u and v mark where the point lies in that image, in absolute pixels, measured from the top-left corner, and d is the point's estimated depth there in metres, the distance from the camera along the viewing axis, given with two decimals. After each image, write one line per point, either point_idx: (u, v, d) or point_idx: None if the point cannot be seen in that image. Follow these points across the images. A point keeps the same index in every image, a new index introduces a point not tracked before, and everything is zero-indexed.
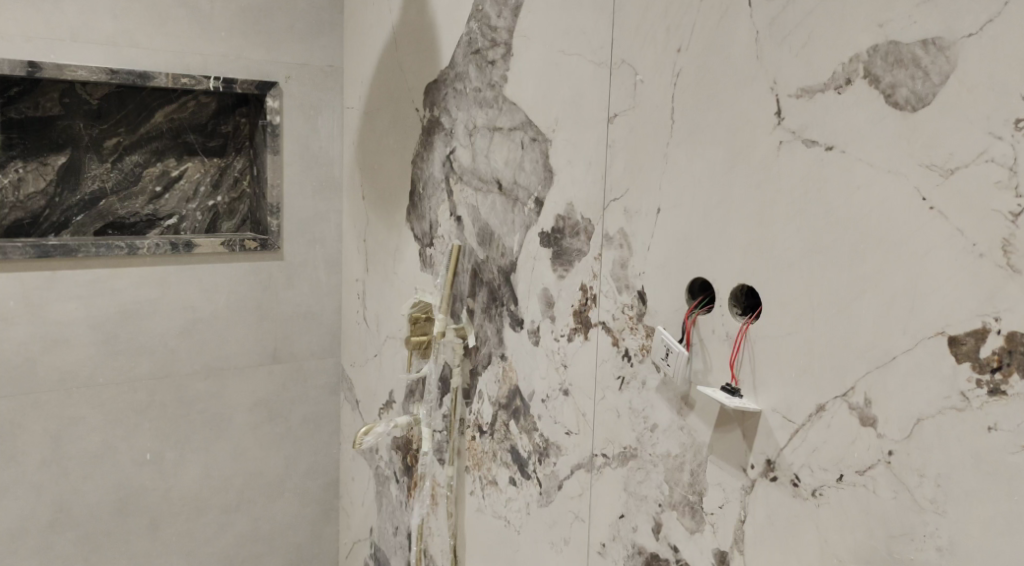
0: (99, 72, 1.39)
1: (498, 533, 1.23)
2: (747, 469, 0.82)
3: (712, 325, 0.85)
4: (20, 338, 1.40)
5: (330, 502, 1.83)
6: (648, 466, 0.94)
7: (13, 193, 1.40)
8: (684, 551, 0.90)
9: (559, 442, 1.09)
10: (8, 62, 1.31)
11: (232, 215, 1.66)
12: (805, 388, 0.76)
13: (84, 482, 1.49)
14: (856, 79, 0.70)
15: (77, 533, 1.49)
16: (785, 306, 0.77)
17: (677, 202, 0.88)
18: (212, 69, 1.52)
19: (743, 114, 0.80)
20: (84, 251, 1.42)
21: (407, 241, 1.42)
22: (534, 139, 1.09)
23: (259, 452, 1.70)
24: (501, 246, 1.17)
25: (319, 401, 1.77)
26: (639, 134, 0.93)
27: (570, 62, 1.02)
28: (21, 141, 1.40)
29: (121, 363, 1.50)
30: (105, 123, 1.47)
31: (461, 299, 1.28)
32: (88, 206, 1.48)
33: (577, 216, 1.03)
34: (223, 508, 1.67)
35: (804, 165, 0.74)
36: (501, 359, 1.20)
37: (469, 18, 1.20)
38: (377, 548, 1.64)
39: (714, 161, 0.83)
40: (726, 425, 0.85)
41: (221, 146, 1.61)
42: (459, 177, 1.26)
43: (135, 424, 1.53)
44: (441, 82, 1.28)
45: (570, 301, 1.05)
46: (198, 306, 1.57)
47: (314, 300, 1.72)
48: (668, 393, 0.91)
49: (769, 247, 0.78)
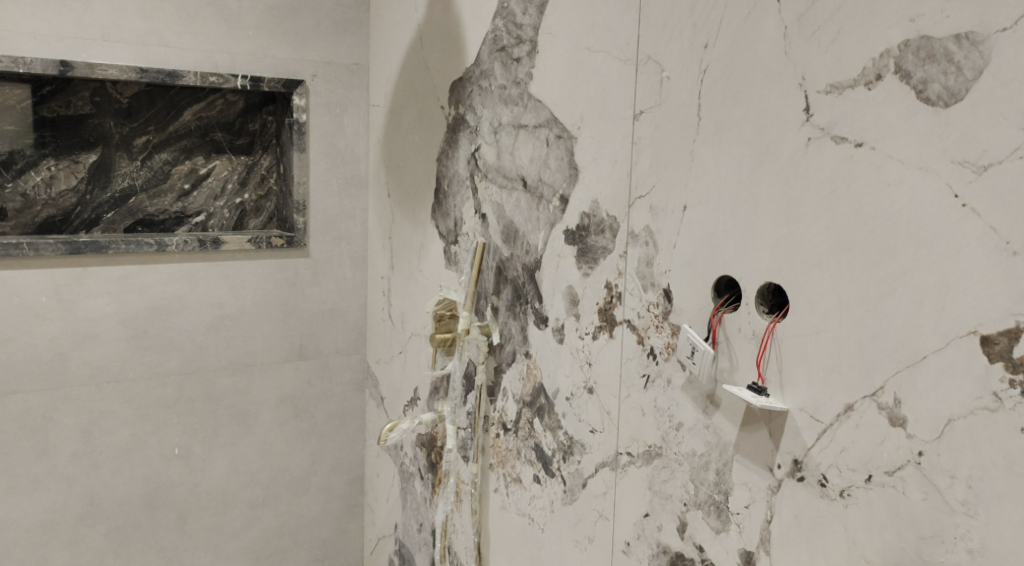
0: (129, 71, 1.41)
1: (522, 531, 1.23)
2: (773, 468, 0.82)
3: (739, 323, 0.85)
4: (52, 333, 1.42)
5: (355, 498, 1.84)
6: (673, 465, 0.94)
7: (45, 190, 1.43)
8: (710, 550, 0.89)
9: (583, 440, 1.09)
10: (41, 62, 1.34)
11: (259, 213, 1.67)
12: (833, 387, 0.75)
13: (114, 476, 1.51)
14: (886, 74, 0.69)
15: (107, 526, 1.52)
16: (813, 304, 0.76)
17: (704, 199, 0.88)
18: (239, 68, 1.54)
19: (771, 110, 0.79)
20: (114, 248, 1.44)
21: (432, 238, 1.43)
22: (559, 136, 1.09)
23: (286, 447, 1.71)
24: (526, 244, 1.17)
25: (345, 398, 1.78)
26: (666, 130, 0.92)
27: (596, 59, 1.02)
28: (53, 140, 1.42)
29: (150, 358, 1.52)
30: (135, 122, 1.49)
31: (485, 296, 1.28)
32: (119, 203, 1.50)
33: (602, 213, 1.03)
34: (250, 503, 1.69)
35: (833, 162, 0.73)
36: (526, 357, 1.20)
37: (494, 15, 1.20)
38: (401, 545, 1.64)
39: (741, 158, 0.83)
40: (753, 424, 0.84)
41: (249, 144, 1.63)
42: (484, 174, 1.26)
43: (164, 419, 1.56)
44: (466, 80, 1.28)
45: (594, 299, 1.05)
46: (225, 303, 1.59)
47: (340, 297, 1.73)
48: (693, 392, 0.91)
49: (797, 245, 0.77)
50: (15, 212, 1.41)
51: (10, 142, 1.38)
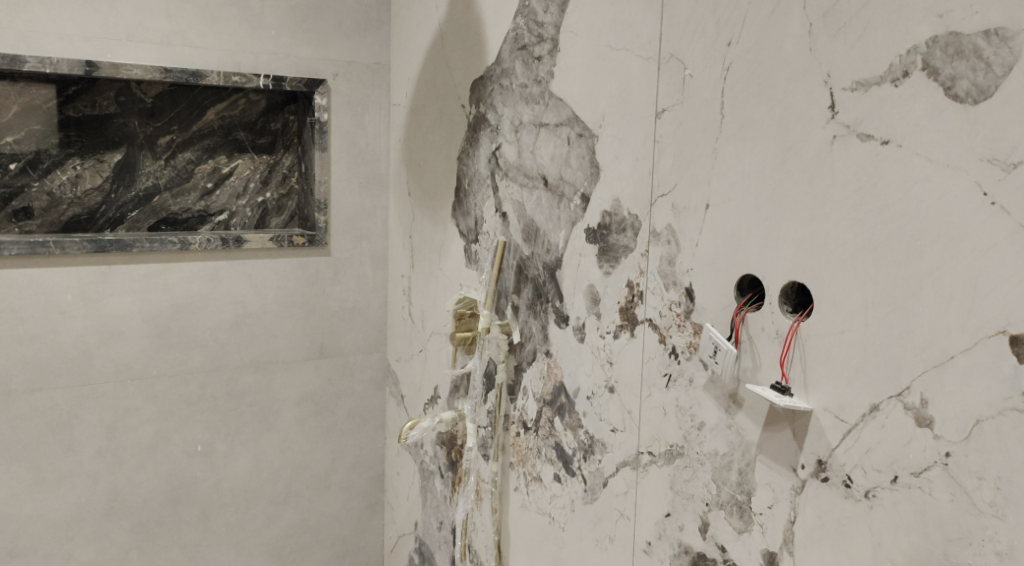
0: (154, 71, 1.43)
1: (543, 530, 1.23)
2: (797, 468, 0.81)
3: (762, 322, 0.84)
4: (78, 331, 1.44)
5: (376, 495, 1.85)
6: (695, 464, 0.94)
7: (70, 188, 1.44)
8: (732, 551, 0.89)
9: (604, 439, 1.08)
10: (67, 62, 1.35)
11: (281, 211, 1.68)
12: (859, 387, 0.74)
13: (138, 472, 1.53)
14: (914, 71, 0.68)
15: (132, 522, 1.53)
16: (838, 303, 0.75)
17: (727, 198, 0.87)
18: (262, 67, 1.55)
19: (795, 108, 0.78)
20: (138, 246, 1.45)
21: (452, 237, 1.43)
22: (580, 135, 1.09)
23: (307, 445, 1.72)
24: (547, 242, 1.17)
25: (366, 396, 1.79)
26: (688, 128, 0.92)
27: (619, 56, 1.01)
28: (79, 139, 1.43)
29: (174, 356, 1.54)
30: (159, 122, 1.50)
31: (505, 295, 1.28)
32: (143, 202, 1.51)
33: (623, 212, 1.02)
34: (272, 500, 1.70)
35: (858, 159, 0.73)
36: (546, 355, 1.20)
37: (516, 14, 1.20)
38: (421, 543, 1.65)
39: (765, 156, 0.82)
40: (776, 424, 0.83)
41: (271, 143, 1.64)
42: (505, 173, 1.26)
43: (187, 416, 1.57)
44: (487, 79, 1.28)
45: (615, 298, 1.05)
46: (247, 301, 1.60)
47: (361, 296, 1.74)
48: (715, 391, 0.90)
49: (822, 243, 0.76)
50: (41, 211, 1.43)
51: (37, 141, 1.40)
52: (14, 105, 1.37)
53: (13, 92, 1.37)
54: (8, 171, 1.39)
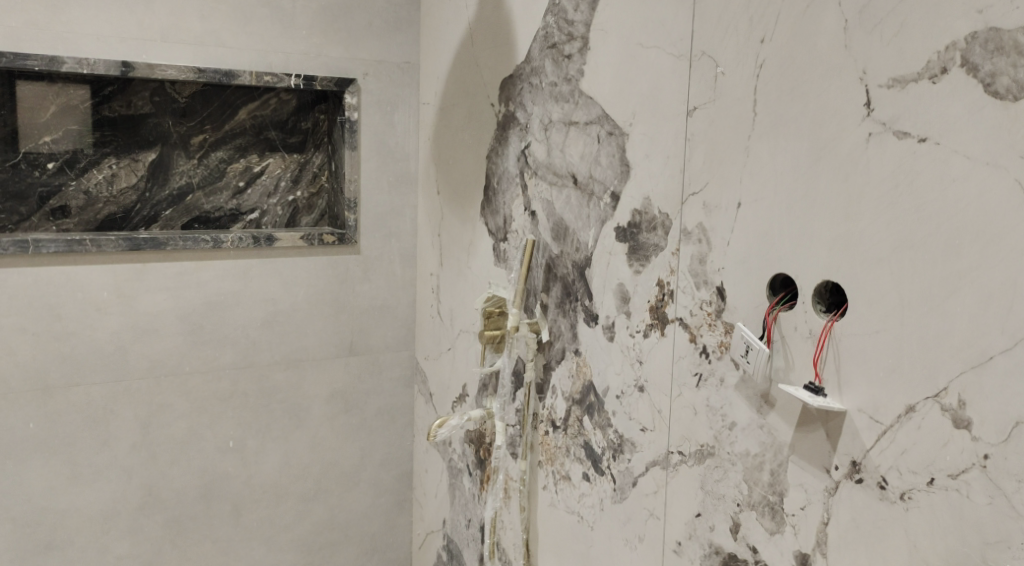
0: (187, 71, 1.44)
1: (571, 529, 1.23)
2: (830, 470, 0.80)
3: (795, 322, 0.83)
4: (113, 327, 1.46)
5: (404, 493, 1.85)
6: (726, 465, 0.93)
7: (106, 187, 1.47)
8: (764, 551, 0.88)
9: (633, 439, 1.08)
10: (104, 62, 1.37)
11: (311, 210, 1.69)
12: (894, 388, 0.73)
13: (171, 467, 1.55)
14: (952, 67, 0.67)
15: (165, 516, 1.56)
16: (873, 303, 0.75)
17: (759, 196, 0.86)
18: (293, 67, 1.56)
19: (830, 105, 0.78)
20: (172, 244, 1.47)
21: (481, 235, 1.43)
22: (610, 133, 1.09)
23: (337, 442, 1.74)
24: (576, 241, 1.17)
25: (394, 394, 1.79)
26: (720, 127, 0.91)
27: (650, 54, 1.01)
28: (114, 138, 1.46)
29: (206, 353, 1.55)
30: (191, 122, 1.52)
31: (534, 293, 1.28)
32: (176, 201, 1.53)
33: (654, 210, 1.02)
34: (302, 496, 1.71)
35: (894, 157, 0.72)
36: (575, 354, 1.20)
37: (546, 12, 1.20)
38: (449, 541, 1.66)
39: (798, 154, 0.81)
40: (809, 424, 0.82)
41: (301, 142, 1.65)
42: (534, 172, 1.26)
43: (219, 412, 1.59)
44: (517, 77, 1.28)
45: (645, 297, 1.05)
46: (278, 299, 1.61)
47: (390, 294, 1.74)
48: (747, 391, 0.90)
49: (857, 242, 0.76)
50: (78, 209, 1.45)
51: (74, 141, 1.42)
52: (52, 106, 1.39)
53: (51, 93, 1.39)
54: (46, 170, 1.41)
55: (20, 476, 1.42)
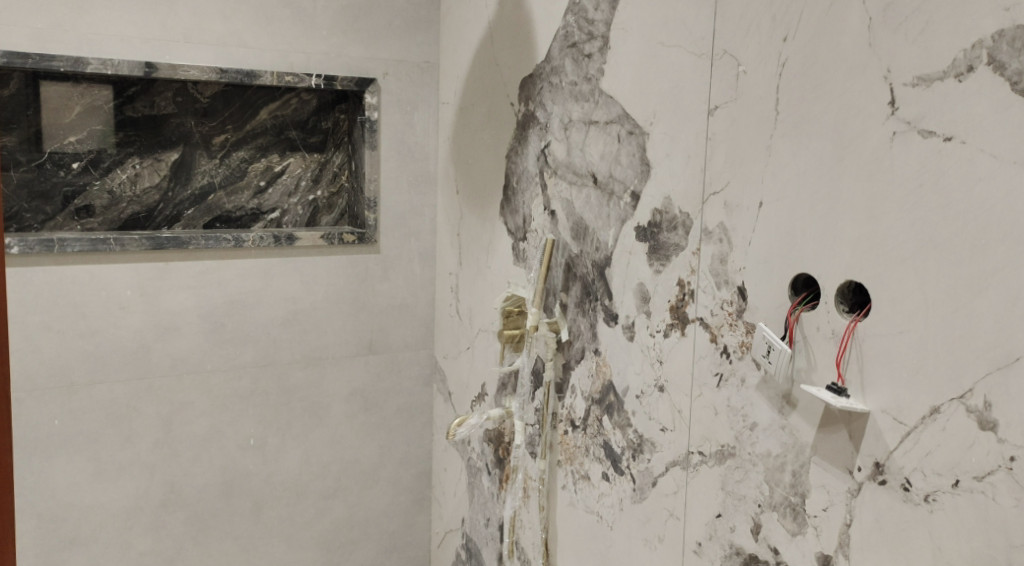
0: (209, 71, 1.46)
1: (590, 528, 1.23)
2: (853, 471, 0.79)
3: (817, 322, 0.83)
4: (136, 325, 1.47)
5: (423, 491, 1.86)
6: (747, 465, 0.93)
7: (130, 187, 1.48)
8: (785, 552, 0.88)
9: (653, 439, 1.08)
10: (127, 63, 1.38)
11: (331, 209, 1.70)
12: (918, 388, 0.73)
13: (192, 465, 1.56)
14: (978, 65, 0.66)
15: (187, 512, 1.57)
16: (897, 303, 0.74)
17: (782, 195, 0.86)
18: (314, 67, 1.57)
19: (853, 104, 0.77)
20: (194, 243, 1.49)
21: (501, 234, 1.43)
22: (631, 132, 1.08)
23: (356, 440, 1.74)
24: (596, 240, 1.17)
25: (414, 392, 1.80)
26: (742, 126, 0.91)
27: (671, 53, 1.00)
28: (138, 138, 1.47)
29: (228, 351, 1.57)
30: (213, 122, 1.53)
31: (553, 292, 1.28)
32: (198, 200, 1.55)
33: (674, 210, 1.02)
34: (322, 494, 1.72)
35: (919, 156, 0.71)
36: (595, 354, 1.20)
37: (566, 12, 1.20)
38: (468, 540, 1.66)
39: (822, 153, 0.81)
40: (831, 425, 0.82)
41: (322, 142, 1.66)
42: (554, 171, 1.26)
43: (241, 410, 1.60)
44: (537, 76, 1.28)
45: (666, 297, 1.04)
46: (298, 298, 1.62)
47: (409, 293, 1.75)
48: (768, 391, 0.89)
49: (881, 242, 0.75)
50: (102, 209, 1.47)
51: (98, 141, 1.44)
52: (77, 106, 1.41)
53: (76, 93, 1.40)
54: (71, 170, 1.42)
55: (45, 472, 1.43)
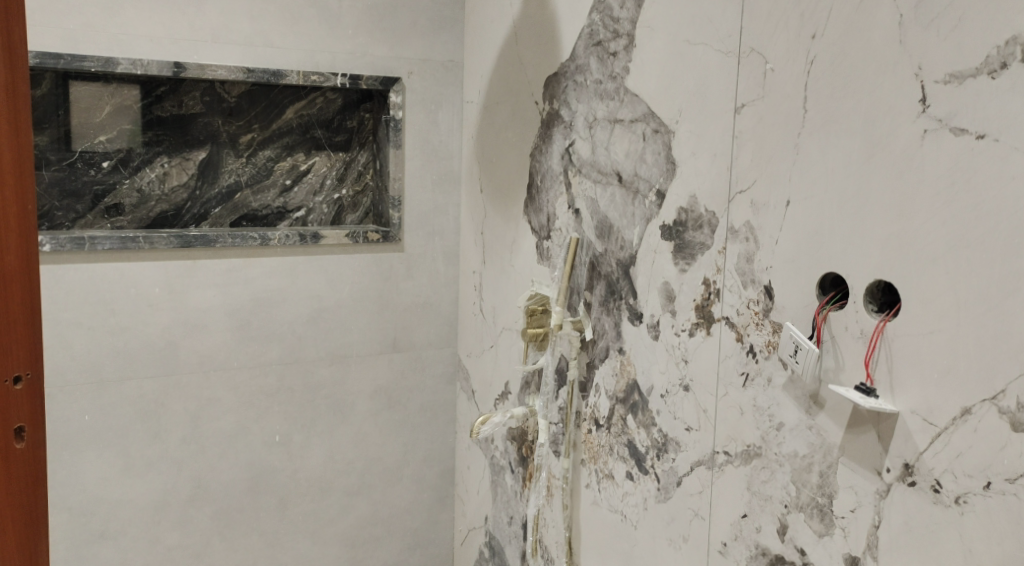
0: (237, 71, 1.47)
1: (614, 528, 1.23)
2: (881, 472, 0.79)
3: (846, 321, 0.82)
4: (165, 322, 1.49)
5: (446, 489, 1.86)
6: (774, 465, 0.92)
7: (159, 185, 1.50)
8: (813, 554, 0.87)
9: (678, 438, 1.08)
10: (156, 63, 1.40)
11: (356, 208, 1.71)
12: (949, 389, 0.72)
13: (219, 461, 1.58)
14: (1013, 62, 0.65)
15: (214, 508, 1.59)
16: (928, 303, 0.73)
17: (810, 194, 0.85)
18: (339, 66, 1.58)
19: (883, 101, 0.76)
20: (221, 241, 1.50)
21: (525, 233, 1.43)
22: (656, 131, 1.08)
23: (380, 438, 1.75)
24: (621, 239, 1.17)
25: (437, 391, 1.80)
26: (769, 124, 0.90)
27: (697, 51, 1.00)
28: (167, 138, 1.49)
29: (254, 348, 1.58)
30: (239, 121, 1.55)
31: (578, 291, 1.28)
32: (226, 198, 1.56)
33: (700, 208, 1.01)
34: (346, 491, 1.73)
35: (951, 154, 0.70)
36: (619, 352, 1.20)
37: (591, 10, 1.19)
38: (491, 538, 1.66)
39: (851, 151, 0.80)
40: (860, 426, 0.81)
41: (346, 141, 1.67)
42: (578, 169, 1.26)
43: (267, 407, 1.61)
44: (561, 75, 1.28)
45: (691, 296, 1.04)
46: (323, 296, 1.63)
47: (433, 291, 1.75)
48: (796, 391, 0.89)
49: (911, 241, 0.74)
50: (131, 207, 1.49)
51: (127, 140, 1.46)
52: (107, 105, 1.43)
53: (106, 93, 1.42)
54: (101, 169, 1.44)
55: (76, 466, 1.45)
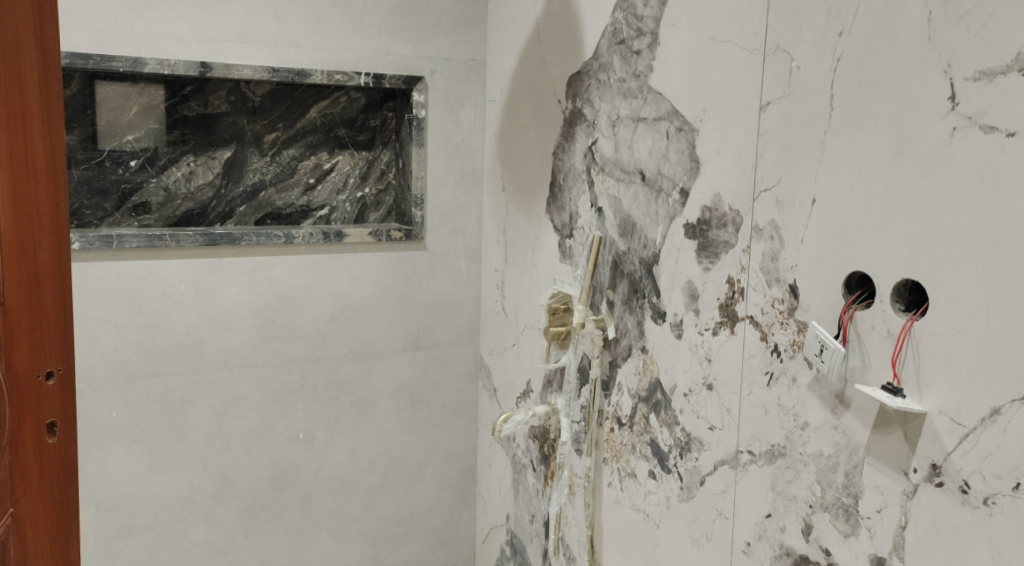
0: (262, 71, 1.48)
1: (637, 526, 1.22)
2: (908, 472, 0.78)
3: (872, 321, 0.82)
4: (191, 320, 1.50)
5: (468, 487, 1.87)
6: (799, 465, 0.91)
7: (185, 184, 1.52)
8: (838, 554, 0.87)
9: (701, 437, 1.07)
10: (183, 63, 1.41)
11: (378, 207, 1.72)
12: (978, 389, 0.71)
13: (244, 457, 1.59)
14: None
15: (239, 504, 1.60)
16: (957, 302, 0.72)
17: (836, 192, 0.85)
18: (363, 65, 1.58)
19: (912, 99, 0.75)
20: (246, 239, 1.51)
21: (547, 232, 1.43)
22: (680, 129, 1.08)
23: (402, 436, 1.76)
24: (644, 238, 1.17)
25: (459, 389, 1.81)
26: (795, 122, 0.89)
27: (722, 50, 1.00)
28: (193, 137, 1.51)
29: (278, 346, 1.59)
30: (264, 120, 1.56)
31: (601, 290, 1.28)
32: (250, 197, 1.58)
33: (724, 207, 1.01)
34: (369, 488, 1.74)
35: (981, 152, 0.69)
36: (642, 352, 1.19)
37: (615, 8, 1.19)
38: (512, 536, 1.66)
39: (878, 149, 0.79)
40: (886, 426, 0.80)
41: (369, 140, 1.68)
42: (601, 168, 1.26)
43: (290, 404, 1.63)
44: (584, 74, 1.28)
45: (715, 295, 1.04)
46: (345, 294, 1.64)
47: (455, 290, 1.76)
48: (821, 391, 0.88)
49: (940, 240, 0.73)
50: (158, 206, 1.50)
51: (153, 140, 1.47)
52: (135, 105, 1.45)
53: (134, 93, 1.44)
54: (128, 168, 1.46)
55: (104, 462, 1.47)
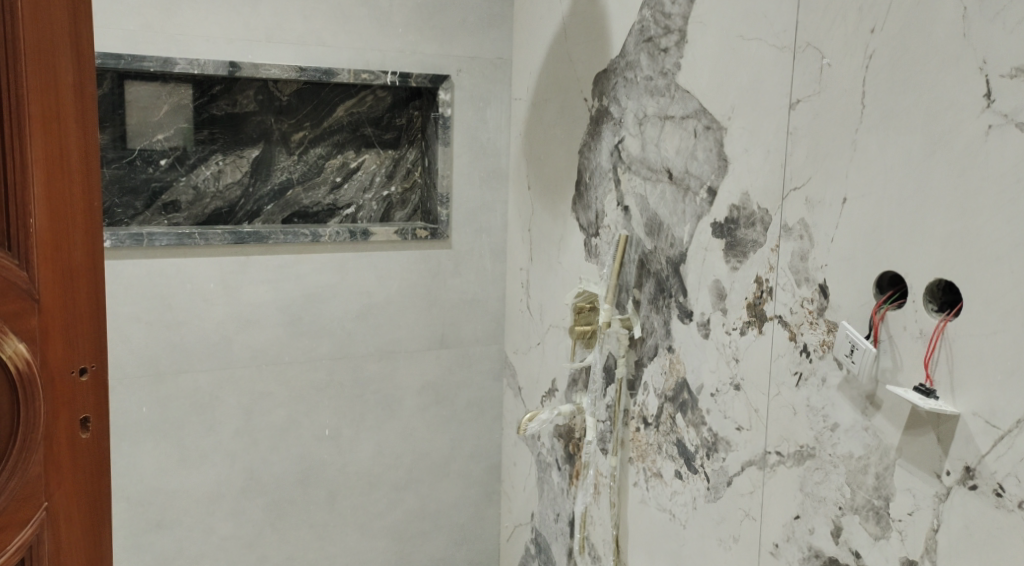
0: (289, 70, 1.49)
1: (663, 526, 1.22)
2: (941, 475, 0.77)
3: (904, 321, 0.81)
4: (219, 317, 1.52)
5: (492, 485, 1.87)
6: (828, 466, 0.91)
7: (213, 183, 1.53)
8: (868, 556, 0.86)
9: (728, 437, 1.07)
10: (212, 63, 1.43)
11: (404, 205, 1.73)
12: (1012, 391, 0.70)
13: (271, 453, 1.61)
14: None
15: (266, 499, 1.62)
16: (991, 303, 0.71)
17: (867, 191, 0.84)
18: (389, 64, 1.59)
19: (946, 97, 0.74)
20: (273, 237, 1.53)
21: (572, 230, 1.43)
22: (708, 127, 1.07)
23: (427, 434, 1.76)
24: (671, 236, 1.16)
25: (484, 387, 1.81)
26: (825, 120, 0.88)
27: (752, 47, 0.99)
28: (221, 136, 1.52)
29: (304, 343, 1.60)
30: (291, 119, 1.57)
31: (627, 288, 1.27)
32: (277, 196, 1.59)
33: (753, 206, 1.00)
34: (394, 485, 1.75)
35: (1016, 150, 0.68)
36: (669, 351, 1.19)
37: (642, 6, 1.19)
38: (537, 534, 1.66)
39: (911, 147, 0.78)
40: (919, 427, 0.79)
41: (395, 139, 1.68)
42: (628, 166, 1.26)
43: (317, 402, 1.64)
44: (611, 72, 1.28)
45: (743, 294, 1.03)
46: (371, 292, 1.65)
47: (480, 288, 1.76)
48: (851, 392, 0.87)
49: (975, 239, 0.72)
50: (187, 204, 1.52)
51: (182, 139, 1.49)
52: (165, 105, 1.46)
53: (164, 93, 1.46)
54: (159, 166, 1.48)
55: (134, 456, 1.49)
